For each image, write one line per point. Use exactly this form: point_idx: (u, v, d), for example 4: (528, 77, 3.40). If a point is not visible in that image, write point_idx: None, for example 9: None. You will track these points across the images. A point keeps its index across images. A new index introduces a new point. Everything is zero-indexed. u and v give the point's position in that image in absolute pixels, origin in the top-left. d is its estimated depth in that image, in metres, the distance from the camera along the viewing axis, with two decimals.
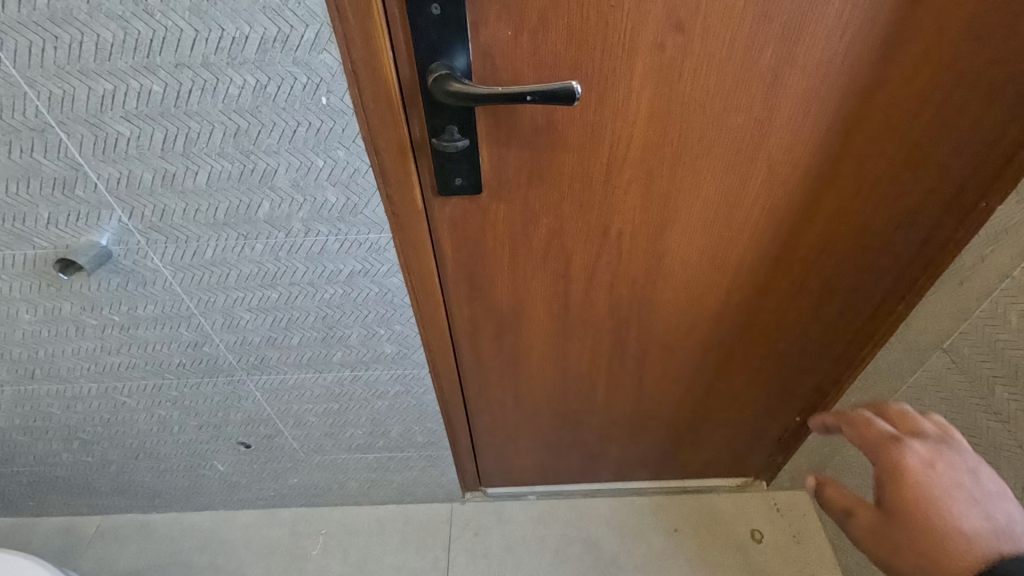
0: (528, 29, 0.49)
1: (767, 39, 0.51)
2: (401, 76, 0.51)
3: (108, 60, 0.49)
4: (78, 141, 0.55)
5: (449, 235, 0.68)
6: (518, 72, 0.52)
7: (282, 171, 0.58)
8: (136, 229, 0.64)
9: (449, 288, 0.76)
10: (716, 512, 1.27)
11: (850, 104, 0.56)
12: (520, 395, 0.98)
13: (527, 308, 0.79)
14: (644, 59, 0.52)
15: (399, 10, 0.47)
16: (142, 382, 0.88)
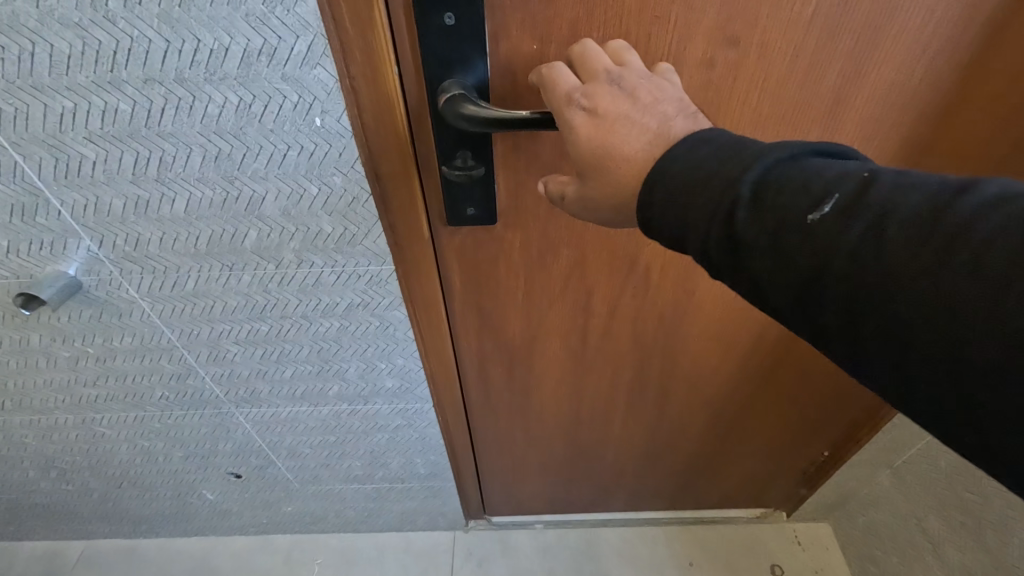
0: (556, 43, 0.42)
1: (833, 57, 0.44)
2: (407, 94, 0.44)
3: (65, 74, 0.42)
4: (37, 165, 0.48)
5: (457, 266, 0.61)
6: (542, 92, 0.45)
7: (271, 199, 0.51)
8: (108, 258, 0.57)
9: (455, 321, 0.69)
10: (733, 545, 1.20)
11: (920, 131, 0.49)
12: (530, 428, 0.91)
13: (541, 341, 0.72)
14: (689, 80, 0.44)
15: (406, 18, 0.40)
16: (122, 414, 0.81)
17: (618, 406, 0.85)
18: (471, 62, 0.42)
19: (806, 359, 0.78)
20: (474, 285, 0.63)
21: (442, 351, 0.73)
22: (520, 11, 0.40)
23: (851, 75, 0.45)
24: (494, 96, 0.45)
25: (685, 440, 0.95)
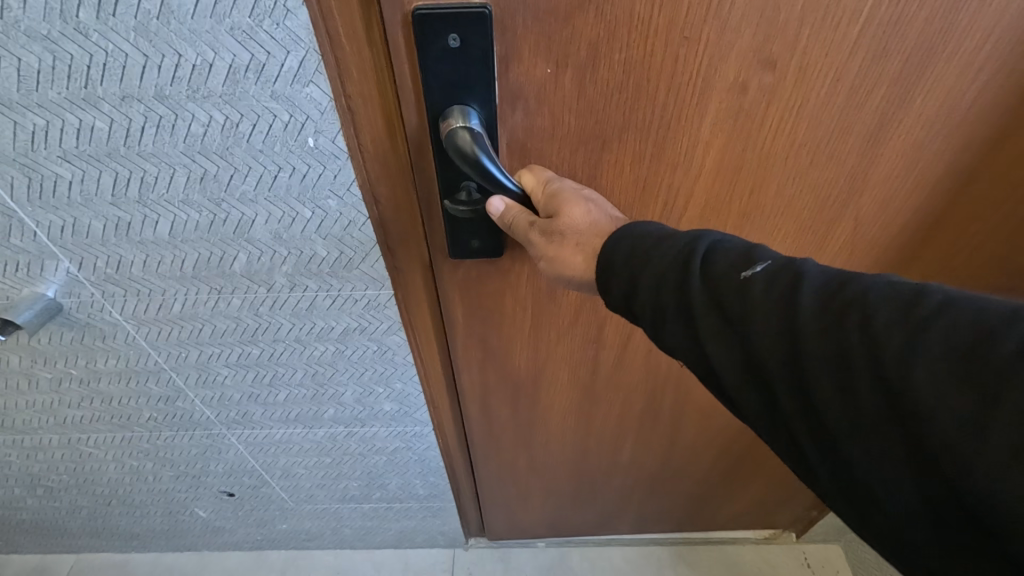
0: (572, 66, 0.38)
1: (871, 76, 0.40)
2: (406, 120, 0.41)
3: (35, 90, 0.38)
4: (9, 184, 0.44)
5: (459, 300, 0.57)
6: (556, 119, 0.41)
7: (261, 222, 0.48)
8: (89, 281, 0.53)
9: (456, 354, 0.65)
10: (741, 567, 1.17)
11: (961, 152, 0.48)
12: (534, 455, 0.87)
13: (547, 373, 0.69)
14: (718, 102, 0.41)
15: (405, 38, 0.36)
16: (109, 434, 0.78)
17: (628, 432, 0.82)
18: (478, 85, 0.38)
19: None
20: (477, 318, 0.59)
21: (445, 375, 0.69)
22: (534, 32, 0.36)
23: (891, 96, 0.42)
24: (502, 124, 0.41)
25: (696, 464, 0.91)
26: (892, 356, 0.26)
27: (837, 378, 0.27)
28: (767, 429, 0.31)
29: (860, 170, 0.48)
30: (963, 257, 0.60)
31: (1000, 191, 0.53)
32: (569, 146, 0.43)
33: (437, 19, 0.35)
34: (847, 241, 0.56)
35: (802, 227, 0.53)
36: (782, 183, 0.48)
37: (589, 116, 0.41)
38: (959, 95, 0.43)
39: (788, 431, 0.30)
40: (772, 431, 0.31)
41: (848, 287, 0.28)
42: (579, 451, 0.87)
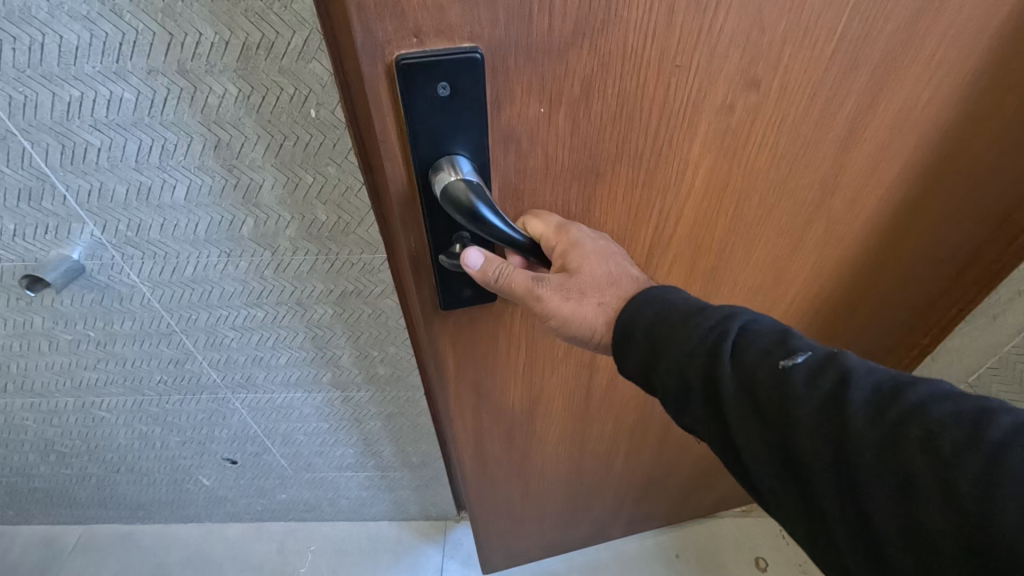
0: (566, 102, 0.37)
1: (838, 84, 0.43)
2: (393, 177, 0.38)
3: (73, 64, 0.44)
4: (44, 150, 0.50)
5: (454, 354, 0.57)
6: (549, 157, 0.40)
7: (267, 187, 0.54)
8: (110, 243, 0.59)
9: (452, 402, 0.64)
10: (721, 538, 1.24)
11: (915, 148, 0.53)
12: (528, 479, 0.89)
13: (544, 403, 0.72)
14: (707, 125, 0.42)
15: (389, 91, 0.34)
16: (121, 398, 0.84)
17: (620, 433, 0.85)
18: (471, 131, 0.37)
19: None
20: (472, 367, 0.59)
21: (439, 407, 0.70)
22: (526, 72, 0.35)
23: (858, 105, 0.46)
24: (495, 163, 0.40)
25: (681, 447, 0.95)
26: (956, 479, 0.28)
27: (878, 475, 0.31)
28: (804, 513, 0.35)
29: (831, 171, 0.52)
30: (923, 242, 0.66)
31: (950, 182, 0.58)
32: (562, 181, 0.42)
33: (424, 68, 0.33)
34: (821, 238, 0.60)
35: (782, 230, 0.57)
36: (763, 194, 0.52)
37: (583, 151, 0.41)
38: (913, 97, 0.47)
39: (824, 518, 0.34)
40: (805, 513, 0.35)
41: (899, 402, 0.31)
42: (576, 460, 0.88)
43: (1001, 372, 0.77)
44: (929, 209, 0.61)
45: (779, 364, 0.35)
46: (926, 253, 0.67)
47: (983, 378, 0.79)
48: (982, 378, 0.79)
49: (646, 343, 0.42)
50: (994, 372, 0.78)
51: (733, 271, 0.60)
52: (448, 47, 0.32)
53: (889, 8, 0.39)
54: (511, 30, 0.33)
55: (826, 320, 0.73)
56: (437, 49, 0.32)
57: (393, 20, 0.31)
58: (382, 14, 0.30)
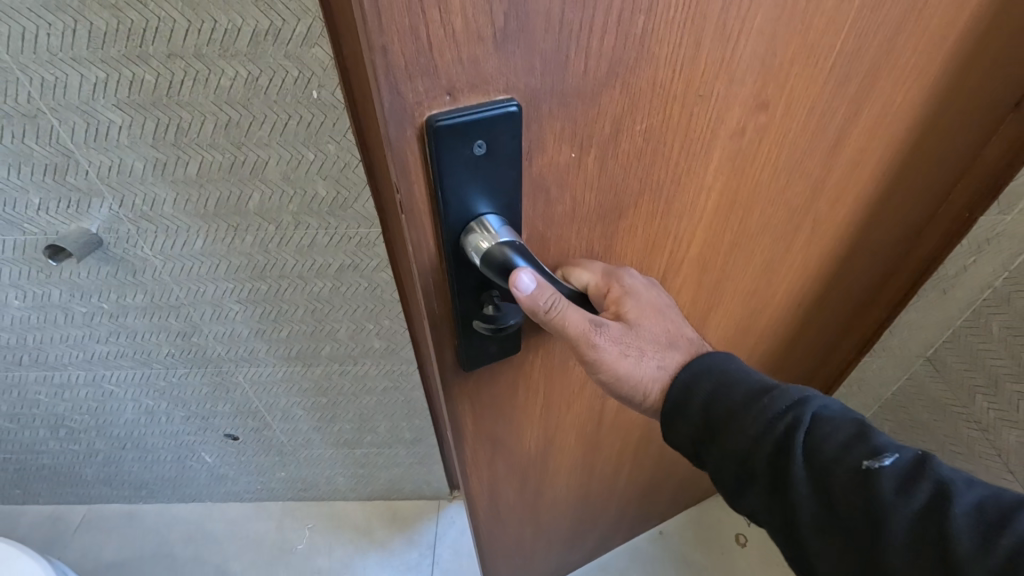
0: (595, 146, 0.36)
1: (832, 96, 0.45)
2: (421, 245, 0.36)
3: (101, 48, 0.49)
4: (70, 128, 0.55)
5: (472, 407, 0.53)
6: (577, 202, 0.39)
7: (273, 164, 0.59)
8: (127, 217, 0.64)
9: (468, 458, 0.59)
10: (704, 517, 1.28)
11: (890, 147, 0.56)
12: (535, 514, 0.85)
13: (557, 438, 0.69)
14: (721, 147, 0.43)
15: (421, 154, 0.31)
16: (130, 372, 0.88)
17: (625, 446, 0.85)
18: (505, 188, 0.35)
19: (788, 358, 0.85)
20: (490, 419, 0.55)
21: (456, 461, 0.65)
22: (559, 119, 0.33)
23: (845, 115, 0.48)
24: (523, 215, 0.38)
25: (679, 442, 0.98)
26: None
27: None
28: None
29: (819, 178, 0.54)
30: (890, 231, 0.70)
31: (916, 175, 0.62)
32: (589, 224, 0.41)
33: (459, 129, 0.30)
34: (809, 239, 0.63)
35: (777, 236, 0.59)
36: (764, 207, 0.54)
37: (611, 189, 0.40)
38: (888, 102, 0.50)
39: None
40: None
41: (1008, 524, 0.32)
42: (584, 480, 0.87)
43: (954, 344, 0.81)
44: (898, 202, 0.65)
45: (861, 464, 0.37)
46: (891, 241, 0.72)
47: (940, 351, 0.84)
48: (938, 351, 0.84)
49: (701, 414, 0.46)
50: (947, 346, 0.82)
51: (734, 279, 0.62)
52: (483, 103, 0.30)
53: (873, 25, 0.41)
54: (546, 80, 0.31)
55: (805, 311, 0.77)
56: (471, 105, 0.30)
57: (424, 80, 0.28)
58: (413, 75, 0.27)
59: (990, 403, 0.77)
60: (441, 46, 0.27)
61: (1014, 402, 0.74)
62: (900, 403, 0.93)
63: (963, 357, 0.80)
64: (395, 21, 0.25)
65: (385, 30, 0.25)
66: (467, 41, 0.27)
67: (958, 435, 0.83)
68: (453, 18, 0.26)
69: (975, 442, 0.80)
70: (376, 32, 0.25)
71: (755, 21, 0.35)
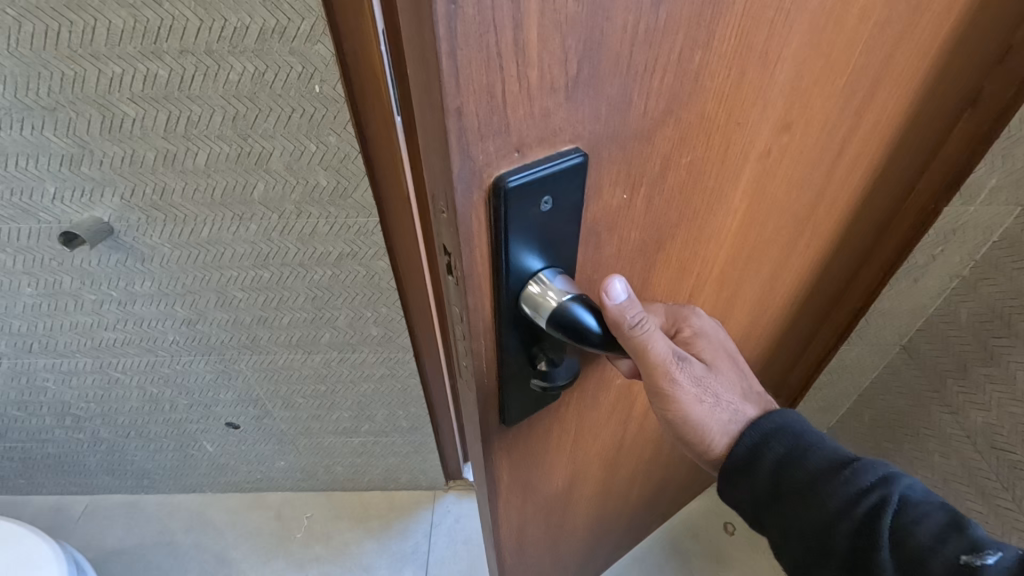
0: (645, 184, 0.36)
1: (841, 111, 0.47)
2: (475, 308, 0.33)
3: (118, 45, 0.53)
4: (86, 120, 0.59)
5: (505, 460, 0.49)
6: (622, 239, 0.39)
7: (277, 155, 0.62)
8: (137, 206, 0.67)
9: (498, 510, 0.54)
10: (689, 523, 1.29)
11: (878, 151, 0.58)
12: (555, 552, 0.81)
13: (581, 472, 0.66)
14: (750, 169, 0.44)
15: (487, 216, 0.29)
16: (136, 359, 0.92)
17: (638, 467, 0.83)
18: (564, 239, 0.34)
19: (777, 353, 0.88)
20: (523, 466, 0.52)
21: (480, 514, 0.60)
22: (617, 162, 0.33)
23: (849, 126, 0.50)
24: (575, 262, 0.37)
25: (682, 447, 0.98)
26: None
27: None
28: None
29: (820, 186, 0.56)
30: (870, 227, 0.73)
31: (894, 173, 0.65)
32: (631, 259, 0.41)
33: (529, 186, 0.29)
34: (808, 243, 0.65)
35: (784, 244, 0.61)
36: (777, 220, 0.55)
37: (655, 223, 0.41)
38: (880, 110, 0.52)
39: None
40: None
41: None
42: (602, 508, 0.85)
43: (926, 332, 0.86)
44: (877, 199, 0.68)
45: (961, 557, 0.39)
46: (869, 236, 0.75)
47: (914, 339, 0.89)
48: (913, 339, 0.89)
49: (771, 478, 0.47)
50: (920, 334, 0.87)
51: (745, 291, 0.63)
52: (551, 156, 0.29)
53: (877, 42, 0.43)
54: (608, 125, 0.31)
55: (796, 309, 0.80)
56: (540, 159, 0.29)
57: (495, 140, 0.26)
58: (484, 135, 0.26)
59: (960, 387, 0.81)
60: (515, 103, 0.26)
61: (981, 385, 0.77)
62: (878, 390, 0.98)
63: (936, 344, 0.85)
64: (472, 80, 0.24)
65: (462, 90, 0.24)
66: (541, 94, 0.26)
67: (931, 420, 0.87)
68: (528, 72, 0.25)
69: (946, 425, 0.84)
70: (452, 93, 0.23)
71: (789, 48, 0.37)
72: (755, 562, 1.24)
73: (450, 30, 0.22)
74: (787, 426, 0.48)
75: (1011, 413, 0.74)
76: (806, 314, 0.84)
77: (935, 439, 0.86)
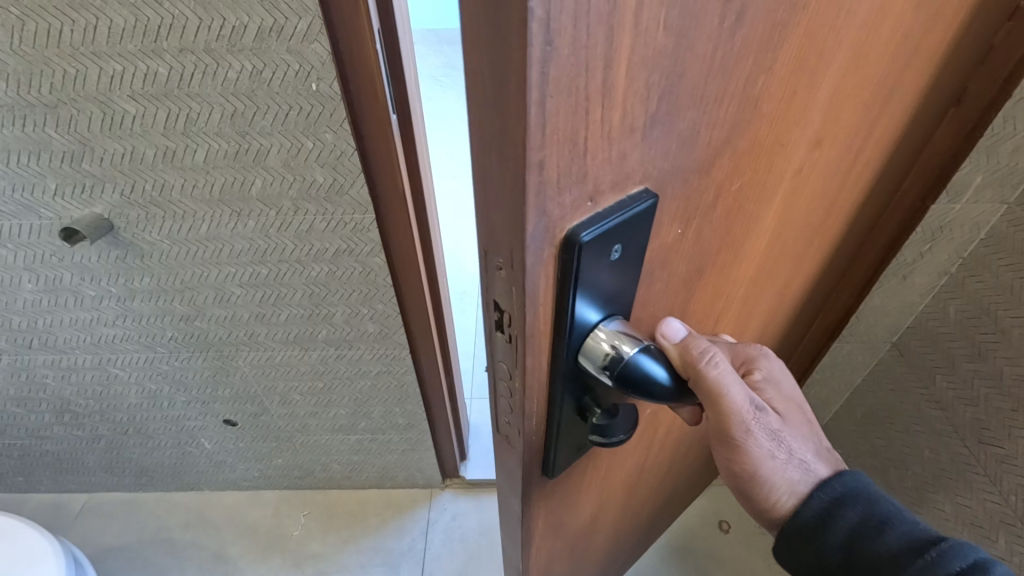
0: (698, 214, 0.37)
1: (862, 123, 0.48)
2: (534, 360, 0.33)
3: (119, 43, 0.54)
4: (88, 118, 0.60)
5: (540, 504, 0.47)
6: (669, 271, 0.39)
7: (274, 152, 0.64)
8: (136, 203, 0.68)
9: (530, 552, 0.52)
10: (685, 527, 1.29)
11: (882, 156, 0.59)
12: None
13: (606, 502, 0.64)
14: (785, 187, 0.45)
15: (558, 270, 0.28)
16: (135, 355, 0.93)
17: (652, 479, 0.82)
18: (624, 283, 0.34)
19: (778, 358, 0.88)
20: (555, 505, 0.50)
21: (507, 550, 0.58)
22: (677, 197, 0.33)
23: (865, 137, 0.51)
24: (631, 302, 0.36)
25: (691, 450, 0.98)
26: None
27: None
28: None
29: (833, 196, 0.57)
30: (864, 227, 0.74)
31: (890, 174, 0.66)
32: (674, 289, 0.41)
33: (601, 237, 0.28)
34: (818, 251, 0.66)
35: (797, 255, 0.61)
36: (797, 233, 0.56)
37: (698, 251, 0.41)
38: (889, 117, 0.53)
39: None
40: None
41: None
42: (619, 531, 0.83)
43: (915, 329, 0.88)
44: (873, 202, 0.69)
45: None
46: (862, 236, 0.76)
47: (904, 337, 0.90)
48: (902, 337, 0.90)
49: (840, 549, 0.44)
50: (910, 331, 0.88)
51: (762, 304, 0.64)
52: (623, 204, 0.29)
53: (899, 54, 0.44)
54: (676, 161, 0.30)
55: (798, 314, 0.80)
56: (611, 207, 0.28)
57: (572, 191, 0.25)
58: (561, 188, 0.25)
59: (949, 383, 0.82)
60: (594, 148, 0.25)
61: (969, 380, 0.78)
62: (870, 387, 0.99)
63: (925, 342, 0.86)
64: (558, 128, 0.23)
65: (546, 143, 0.23)
66: (620, 136, 0.26)
67: (921, 416, 0.88)
68: (612, 114, 0.24)
69: (936, 421, 0.85)
70: (538, 146, 0.22)
71: (832, 68, 0.37)
72: (749, 560, 1.24)
73: (544, 77, 0.20)
74: (861, 491, 0.45)
75: (998, 408, 0.75)
76: (803, 317, 0.84)
77: (926, 435, 0.87)
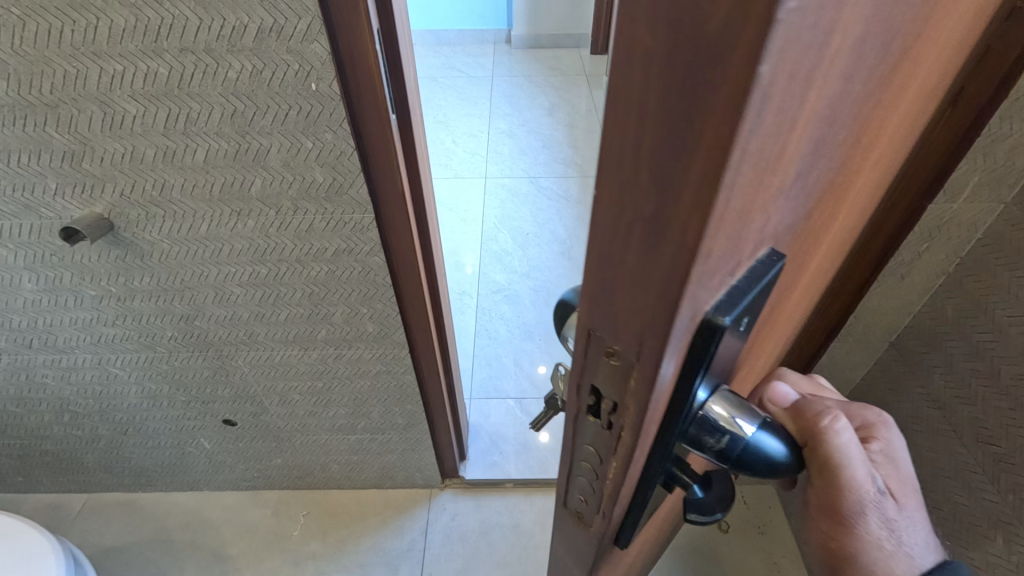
0: (794, 256, 0.34)
1: (905, 135, 0.47)
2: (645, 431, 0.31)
3: (119, 43, 0.54)
4: (88, 118, 0.60)
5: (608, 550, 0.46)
6: (763, 317, 0.36)
7: (274, 152, 0.64)
8: (136, 202, 0.69)
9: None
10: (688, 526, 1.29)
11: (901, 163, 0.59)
12: None
13: (650, 536, 0.63)
14: (846, 213, 0.43)
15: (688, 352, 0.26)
16: (135, 354, 0.93)
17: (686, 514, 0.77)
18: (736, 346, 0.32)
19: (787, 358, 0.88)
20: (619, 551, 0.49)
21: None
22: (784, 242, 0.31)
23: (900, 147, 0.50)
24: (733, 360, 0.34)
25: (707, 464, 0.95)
26: None
27: None
28: None
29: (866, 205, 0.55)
30: (870, 226, 0.74)
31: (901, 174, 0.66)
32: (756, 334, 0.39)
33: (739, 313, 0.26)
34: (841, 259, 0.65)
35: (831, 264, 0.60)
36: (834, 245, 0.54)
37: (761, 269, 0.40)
38: (917, 127, 0.52)
39: None
40: None
41: None
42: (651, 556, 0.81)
43: (913, 328, 0.88)
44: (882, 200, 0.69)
45: None
46: (866, 234, 0.75)
47: (902, 336, 0.90)
48: (900, 336, 0.90)
49: None
50: (907, 330, 0.89)
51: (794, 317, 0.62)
52: (755, 267, 0.27)
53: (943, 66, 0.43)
54: (793, 206, 0.28)
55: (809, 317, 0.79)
56: (747, 278, 0.26)
57: (725, 265, 0.23)
58: (718, 268, 0.23)
59: (948, 381, 0.82)
60: (751, 216, 0.23)
61: (967, 380, 0.79)
62: (869, 386, 0.99)
63: (924, 341, 0.86)
64: (735, 210, 0.20)
65: (721, 225, 0.20)
66: (771, 195, 0.23)
67: (920, 416, 0.88)
68: (772, 177, 0.22)
69: (934, 420, 0.85)
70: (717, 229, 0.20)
71: (910, 89, 0.35)
72: (749, 561, 1.25)
73: (745, 146, 0.18)
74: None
75: (996, 408, 0.75)
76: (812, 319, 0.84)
77: (924, 434, 0.87)
